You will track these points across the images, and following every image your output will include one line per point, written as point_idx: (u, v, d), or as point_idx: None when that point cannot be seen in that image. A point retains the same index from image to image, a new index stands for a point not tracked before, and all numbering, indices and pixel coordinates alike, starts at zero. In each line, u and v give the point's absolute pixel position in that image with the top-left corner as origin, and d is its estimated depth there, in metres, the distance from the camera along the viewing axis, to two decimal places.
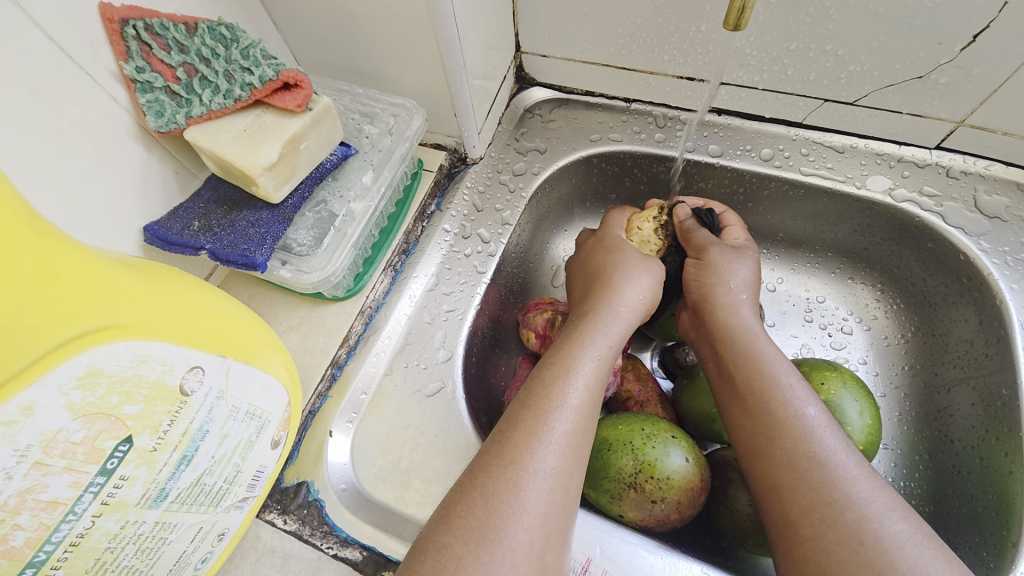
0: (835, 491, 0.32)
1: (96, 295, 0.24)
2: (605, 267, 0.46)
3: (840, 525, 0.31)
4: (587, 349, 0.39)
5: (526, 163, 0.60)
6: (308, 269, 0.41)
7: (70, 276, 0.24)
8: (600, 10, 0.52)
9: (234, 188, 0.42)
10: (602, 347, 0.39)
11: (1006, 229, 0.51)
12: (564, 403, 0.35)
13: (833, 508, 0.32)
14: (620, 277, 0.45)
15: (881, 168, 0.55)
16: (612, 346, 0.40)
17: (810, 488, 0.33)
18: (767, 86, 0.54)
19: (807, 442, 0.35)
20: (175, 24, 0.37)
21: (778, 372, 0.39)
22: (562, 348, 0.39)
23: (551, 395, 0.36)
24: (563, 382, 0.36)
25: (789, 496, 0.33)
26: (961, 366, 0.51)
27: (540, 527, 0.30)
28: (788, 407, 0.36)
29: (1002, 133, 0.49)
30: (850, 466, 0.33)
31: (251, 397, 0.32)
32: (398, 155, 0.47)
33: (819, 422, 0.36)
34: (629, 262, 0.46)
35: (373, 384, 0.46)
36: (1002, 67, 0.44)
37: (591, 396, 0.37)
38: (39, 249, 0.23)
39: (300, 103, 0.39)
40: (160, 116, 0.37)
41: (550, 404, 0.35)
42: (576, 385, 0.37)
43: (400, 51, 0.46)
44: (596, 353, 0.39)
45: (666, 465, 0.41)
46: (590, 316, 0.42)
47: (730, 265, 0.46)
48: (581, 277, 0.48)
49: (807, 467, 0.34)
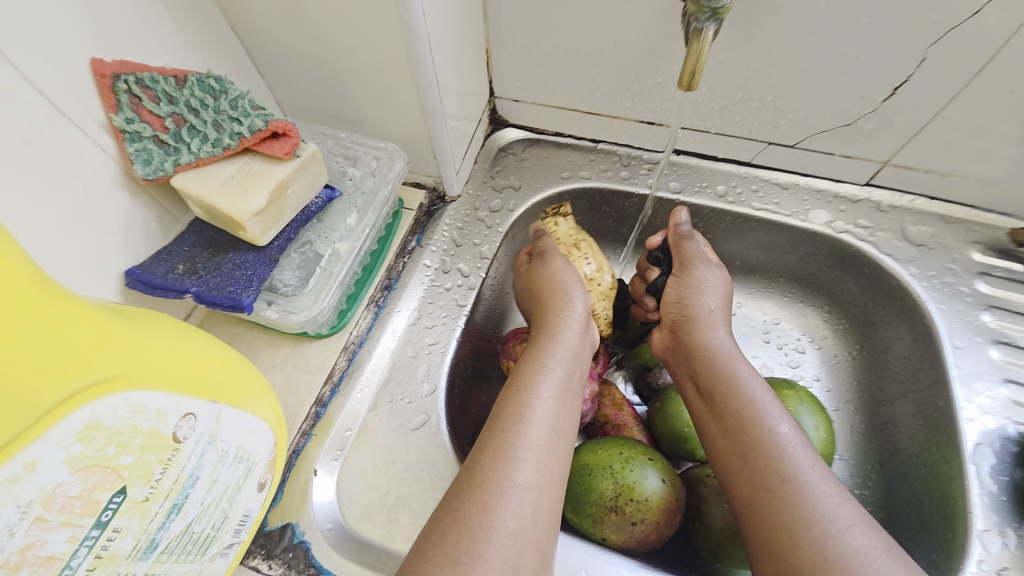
0: (805, 508, 0.35)
1: (96, 347, 0.25)
2: (541, 282, 0.50)
3: (808, 541, 0.34)
4: (538, 367, 0.41)
5: (502, 200, 0.63)
6: (295, 309, 0.42)
7: (73, 329, 0.24)
8: (567, 62, 0.57)
9: (219, 231, 0.43)
10: (556, 360, 0.42)
11: (932, 256, 0.57)
12: (525, 417, 0.38)
13: (804, 524, 0.34)
14: (561, 297, 0.48)
15: (821, 203, 0.61)
16: (565, 355, 0.43)
17: (782, 506, 0.36)
18: (718, 130, 0.60)
19: (776, 461, 0.37)
20: (165, 77, 0.39)
21: (754, 390, 0.42)
22: (520, 370, 0.42)
23: (510, 414, 0.38)
24: (519, 406, 0.38)
25: (764, 513, 0.36)
26: (901, 381, 0.56)
27: (518, 548, 0.32)
28: (763, 425, 0.39)
29: (923, 171, 0.56)
30: (821, 482, 0.36)
31: (239, 440, 0.33)
32: (380, 197, 0.49)
33: (791, 440, 0.39)
34: (563, 274, 0.49)
35: (358, 420, 0.47)
36: (920, 114, 0.51)
37: (553, 409, 0.39)
38: (43, 303, 0.23)
39: (288, 150, 0.40)
40: (148, 164, 0.38)
41: (509, 423, 0.37)
42: (536, 402, 0.39)
43: (381, 98, 0.49)
44: (549, 366, 0.42)
45: (644, 487, 0.43)
46: (539, 337, 0.45)
47: (707, 280, 0.51)
48: (526, 297, 0.52)
49: (779, 484, 0.36)
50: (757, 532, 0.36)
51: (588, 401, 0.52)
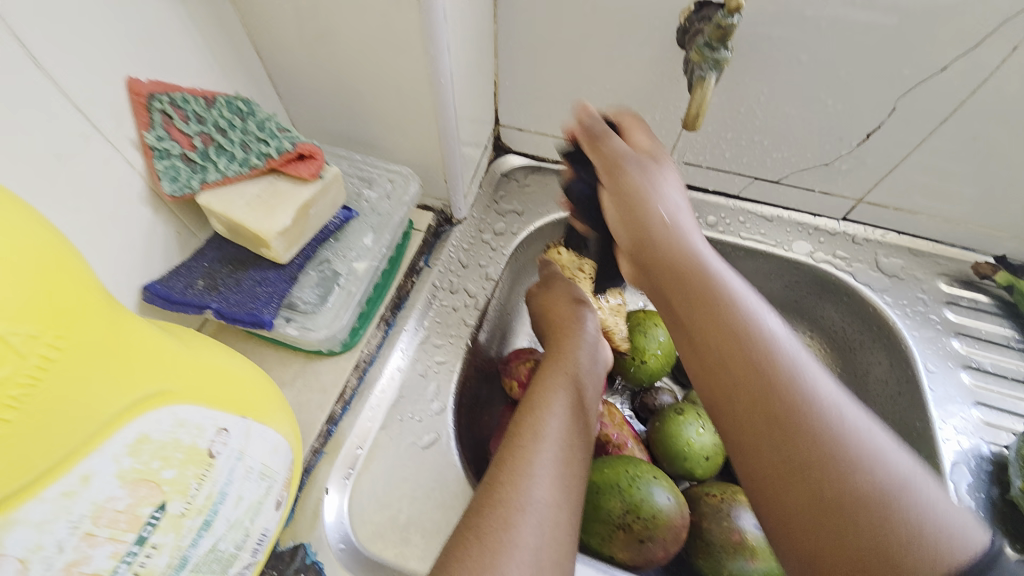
0: (841, 489, 0.29)
1: (148, 363, 0.25)
2: (547, 305, 0.53)
3: (844, 529, 0.28)
4: (553, 386, 0.43)
5: (506, 224, 0.65)
6: (314, 327, 0.42)
7: (131, 345, 0.25)
8: (572, 96, 0.61)
9: (239, 248, 0.43)
10: (568, 380, 0.44)
11: (903, 285, 0.62)
12: (541, 434, 0.39)
13: (862, 490, 0.28)
14: (571, 320, 0.50)
15: (803, 235, 0.66)
16: (577, 375, 0.45)
17: (813, 490, 0.29)
18: (709, 164, 0.64)
19: (807, 415, 0.31)
20: (195, 97, 0.40)
21: (768, 346, 0.35)
22: (535, 389, 0.43)
23: (528, 430, 0.39)
24: (537, 423, 0.40)
25: (787, 498, 0.30)
26: (880, 403, 0.60)
27: (540, 563, 0.33)
28: (783, 390, 0.32)
29: (892, 208, 0.62)
30: (863, 455, 0.29)
31: (264, 457, 0.33)
32: (396, 219, 0.50)
33: (827, 400, 0.32)
34: (569, 296, 0.52)
35: (369, 438, 0.47)
36: (890, 157, 0.56)
37: (567, 428, 0.40)
38: (107, 318, 0.24)
39: (314, 172, 0.42)
40: (175, 181, 0.38)
41: (527, 439, 0.39)
42: (552, 420, 0.40)
43: (399, 124, 0.51)
44: (562, 385, 0.43)
45: (651, 505, 0.44)
46: (551, 359, 0.47)
47: (649, 178, 0.46)
48: (537, 322, 0.54)
49: (806, 467, 0.30)
50: (799, 512, 0.30)
51: None
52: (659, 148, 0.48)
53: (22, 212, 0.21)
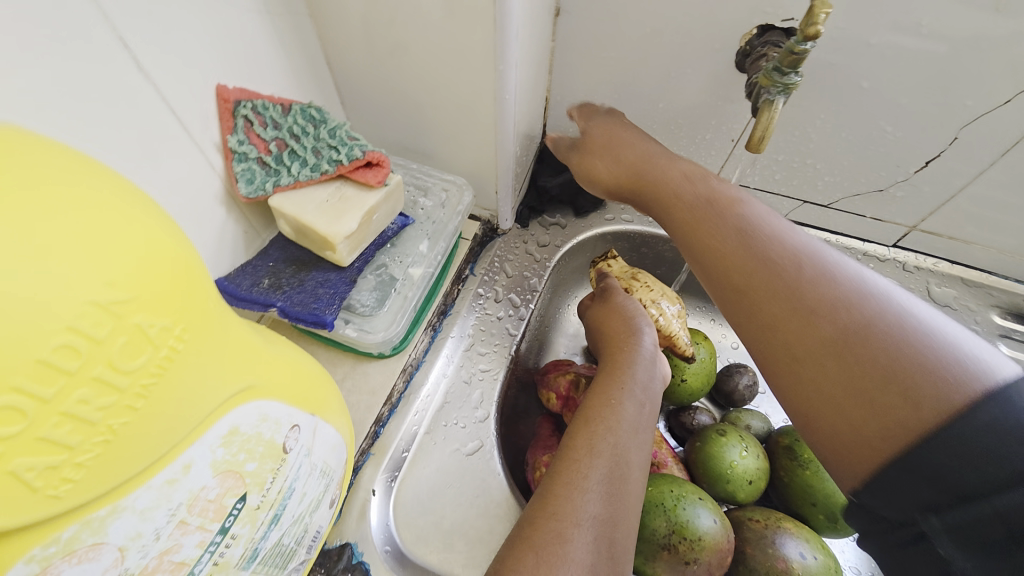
0: (883, 368, 0.28)
1: (248, 358, 0.26)
2: (601, 319, 0.54)
3: (893, 410, 0.27)
4: (609, 400, 0.43)
5: (550, 236, 0.66)
6: (372, 329, 0.44)
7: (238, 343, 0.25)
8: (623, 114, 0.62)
9: (302, 250, 0.44)
10: (622, 396, 0.44)
11: (955, 316, 0.61)
12: (595, 450, 0.39)
13: (858, 329, 0.30)
14: (629, 334, 0.50)
15: (851, 260, 0.65)
16: (631, 391, 0.44)
17: (865, 387, 0.28)
18: (757, 186, 0.64)
19: (822, 312, 0.31)
20: (273, 104, 0.42)
21: (781, 262, 0.35)
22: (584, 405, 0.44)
23: (581, 445, 0.40)
24: (591, 437, 0.40)
25: (826, 403, 0.30)
26: None
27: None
28: (821, 302, 0.31)
29: (946, 237, 0.61)
30: (897, 334, 0.29)
31: (325, 455, 0.34)
32: (450, 228, 0.51)
33: (854, 306, 0.31)
34: (621, 309, 0.53)
35: (414, 442, 0.47)
36: (947, 187, 0.56)
37: (623, 445, 0.40)
38: (222, 315, 0.24)
39: (380, 180, 0.43)
40: (250, 183, 0.40)
41: (581, 453, 0.39)
42: (607, 434, 0.40)
43: (457, 136, 0.52)
44: (615, 402, 0.43)
45: (696, 526, 0.44)
46: (602, 375, 0.47)
47: (640, 144, 0.49)
48: (596, 337, 0.55)
49: (854, 372, 0.29)
50: (842, 405, 0.29)
51: None
52: (630, 126, 0.53)
53: (146, 203, 0.20)
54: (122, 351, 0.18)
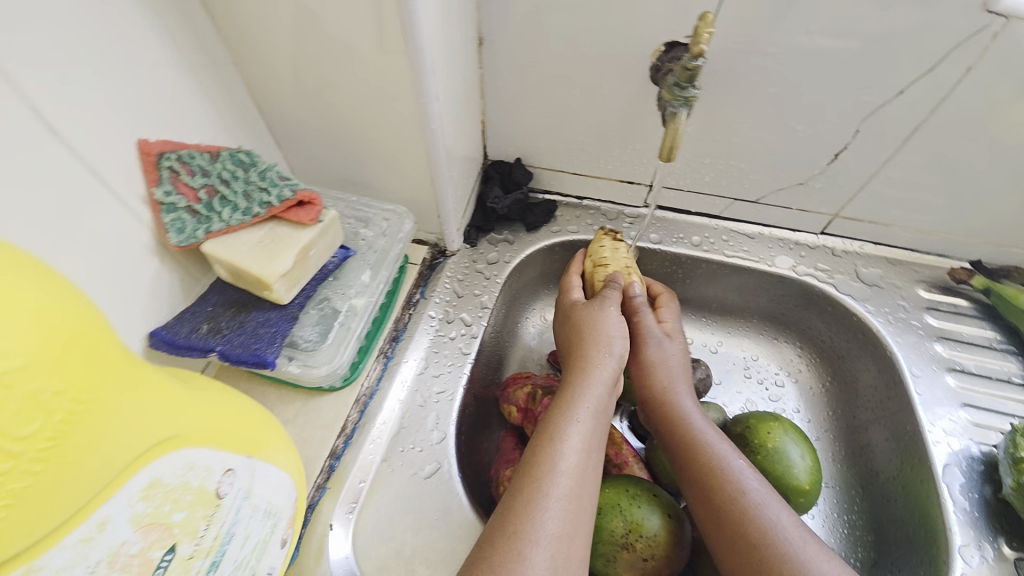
0: None
1: (166, 412, 0.27)
2: (586, 322, 0.51)
3: None
4: (571, 415, 0.43)
5: (498, 253, 0.67)
6: (316, 363, 0.44)
7: (151, 400, 0.27)
8: (556, 131, 0.64)
9: (241, 291, 0.45)
10: (586, 414, 0.44)
11: (884, 294, 0.64)
12: (556, 468, 0.40)
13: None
14: (598, 345, 0.48)
15: (784, 250, 0.68)
16: (595, 407, 0.45)
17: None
18: (690, 188, 0.67)
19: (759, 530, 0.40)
20: (200, 153, 0.42)
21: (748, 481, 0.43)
22: (548, 420, 0.44)
23: (544, 462, 0.40)
24: (552, 450, 0.41)
25: None
26: (872, 409, 0.61)
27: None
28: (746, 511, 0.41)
29: (866, 221, 0.65)
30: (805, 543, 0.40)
31: (268, 495, 0.34)
32: (392, 255, 0.52)
33: (788, 526, 0.40)
34: (609, 322, 0.50)
35: (371, 471, 0.48)
36: (860, 175, 0.60)
37: (579, 460, 0.41)
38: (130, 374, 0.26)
39: (313, 217, 0.44)
40: (181, 233, 0.41)
41: (544, 471, 0.40)
42: (566, 452, 0.41)
43: (392, 166, 0.53)
44: (579, 418, 0.43)
45: (651, 523, 0.45)
46: (571, 386, 0.46)
47: (666, 355, 0.52)
48: (563, 338, 0.53)
49: None
50: None
51: None
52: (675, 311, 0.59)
53: (48, 276, 0.22)
54: (14, 419, 0.19)
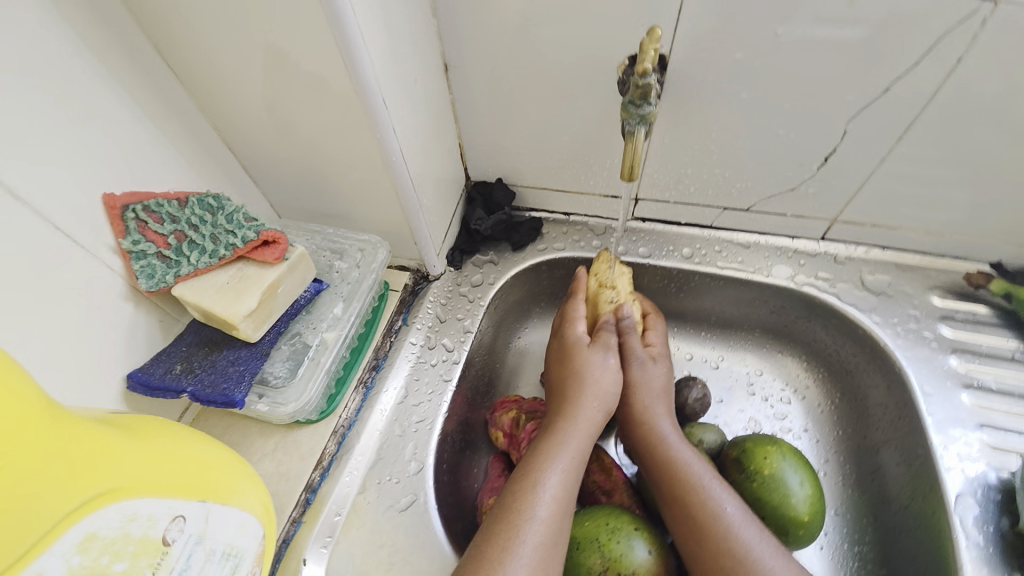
0: None
1: (108, 465, 0.29)
2: (586, 370, 0.51)
3: None
4: (551, 459, 0.44)
5: (482, 274, 0.67)
6: (284, 400, 0.45)
7: (91, 458, 0.29)
8: (534, 150, 0.64)
9: (215, 330, 0.46)
10: (568, 460, 0.45)
11: (892, 303, 0.60)
12: (533, 514, 0.41)
13: None
14: (583, 380, 0.50)
15: (782, 258, 0.65)
16: (577, 454, 0.46)
17: None
18: (676, 200, 0.65)
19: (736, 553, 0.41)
20: (168, 200, 0.45)
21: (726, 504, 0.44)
22: (529, 465, 0.44)
23: (522, 507, 0.41)
24: (531, 495, 0.42)
25: None
26: (884, 428, 0.57)
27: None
28: (723, 533, 0.42)
29: (868, 225, 0.61)
30: (779, 563, 0.40)
31: (227, 537, 0.35)
32: (365, 286, 0.53)
33: (762, 547, 0.41)
34: (606, 374, 0.50)
35: (347, 503, 0.48)
36: (855, 177, 0.56)
37: (557, 507, 0.42)
38: (59, 437, 0.28)
39: (278, 256, 0.45)
40: (151, 278, 0.42)
41: (521, 518, 0.40)
42: (543, 497, 0.42)
43: (364, 197, 0.54)
44: (561, 465, 0.44)
45: (631, 559, 0.43)
46: (556, 429, 0.47)
47: (650, 377, 0.53)
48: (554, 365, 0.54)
49: None
50: None
51: None
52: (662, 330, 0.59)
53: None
54: None
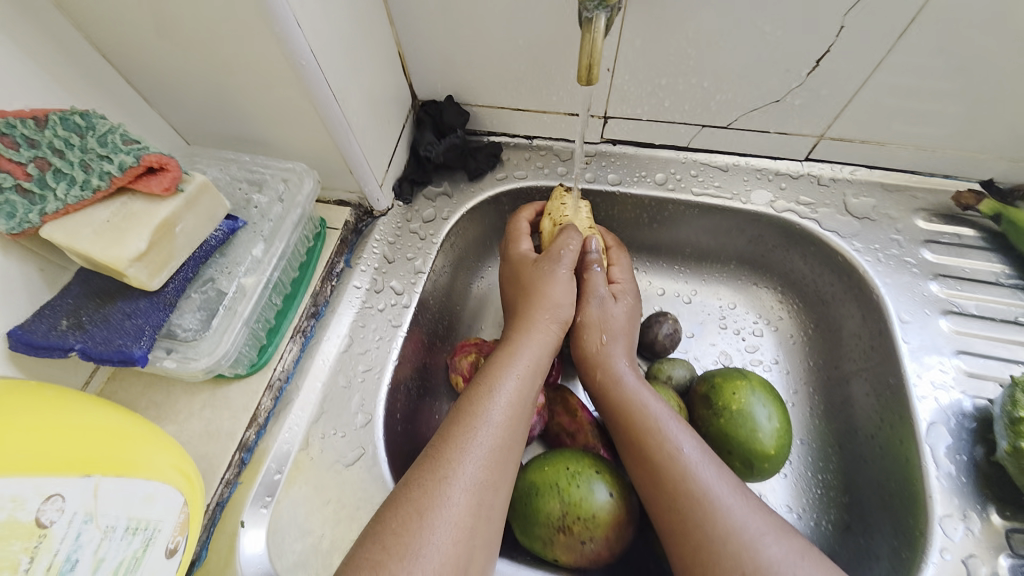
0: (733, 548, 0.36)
1: None
2: (534, 282, 0.49)
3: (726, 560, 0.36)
4: (509, 368, 0.43)
5: (435, 209, 0.60)
6: (195, 355, 0.40)
7: None
8: (486, 60, 0.54)
9: (108, 279, 0.40)
10: (525, 369, 0.43)
11: (876, 228, 0.56)
12: (488, 418, 0.39)
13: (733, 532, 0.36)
14: (543, 297, 0.48)
15: (762, 182, 0.59)
16: (534, 363, 0.44)
17: (698, 526, 0.37)
18: (650, 117, 0.57)
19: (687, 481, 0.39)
20: (22, 120, 0.35)
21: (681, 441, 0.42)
22: (486, 372, 0.43)
23: (477, 411, 0.39)
24: (487, 400, 0.40)
25: (686, 536, 0.38)
26: (855, 358, 0.55)
27: (467, 534, 0.34)
28: (677, 466, 0.40)
29: (858, 141, 0.55)
30: (729, 494, 0.38)
31: (130, 510, 0.31)
32: (290, 223, 0.47)
33: (712, 478, 0.39)
34: (556, 285, 0.48)
35: (288, 461, 0.45)
36: (848, 85, 0.49)
37: (513, 412, 0.41)
38: None
39: (168, 186, 0.38)
40: (11, 218, 0.34)
41: (476, 420, 0.39)
42: (499, 402, 0.40)
43: (278, 118, 0.46)
44: (517, 372, 0.43)
45: (591, 502, 0.41)
46: (515, 340, 0.46)
47: (609, 312, 0.50)
48: (512, 287, 0.52)
49: (696, 530, 0.37)
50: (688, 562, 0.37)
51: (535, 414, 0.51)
52: (624, 266, 0.56)
53: None
54: None
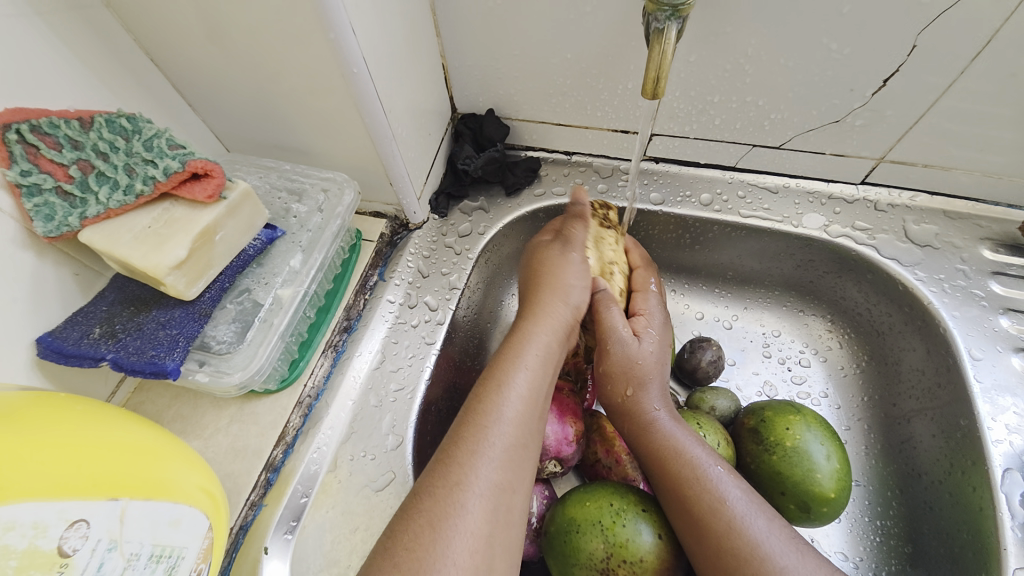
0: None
1: None
2: (546, 264, 0.48)
3: None
4: (519, 362, 0.40)
5: (471, 223, 0.58)
6: (228, 369, 0.38)
7: None
8: (531, 73, 0.53)
9: (143, 286, 0.38)
10: (537, 361, 0.41)
11: (938, 256, 0.53)
12: (500, 416, 0.37)
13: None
14: (554, 288, 0.46)
15: (815, 206, 0.56)
16: (544, 354, 0.42)
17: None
18: (697, 135, 0.55)
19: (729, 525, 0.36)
20: (67, 120, 0.34)
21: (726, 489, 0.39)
22: (497, 367, 0.40)
23: (488, 410, 0.37)
24: (497, 396, 0.38)
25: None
26: (917, 397, 0.52)
27: (485, 543, 0.32)
28: (721, 513, 0.37)
29: (921, 165, 0.52)
30: (779, 544, 0.35)
31: (155, 536, 0.29)
32: (328, 233, 0.45)
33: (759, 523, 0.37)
34: (567, 266, 0.47)
35: (316, 483, 0.42)
36: (914, 107, 0.47)
37: (525, 409, 0.38)
38: None
39: (210, 194, 0.36)
40: (49, 220, 0.33)
41: (487, 418, 0.36)
42: (511, 398, 0.38)
43: (321, 126, 0.45)
44: (526, 364, 0.40)
45: (637, 545, 0.38)
46: (524, 331, 0.43)
47: (638, 354, 0.45)
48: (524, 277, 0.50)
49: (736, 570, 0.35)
50: None
51: (572, 444, 0.48)
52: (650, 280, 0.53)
53: None
54: None
